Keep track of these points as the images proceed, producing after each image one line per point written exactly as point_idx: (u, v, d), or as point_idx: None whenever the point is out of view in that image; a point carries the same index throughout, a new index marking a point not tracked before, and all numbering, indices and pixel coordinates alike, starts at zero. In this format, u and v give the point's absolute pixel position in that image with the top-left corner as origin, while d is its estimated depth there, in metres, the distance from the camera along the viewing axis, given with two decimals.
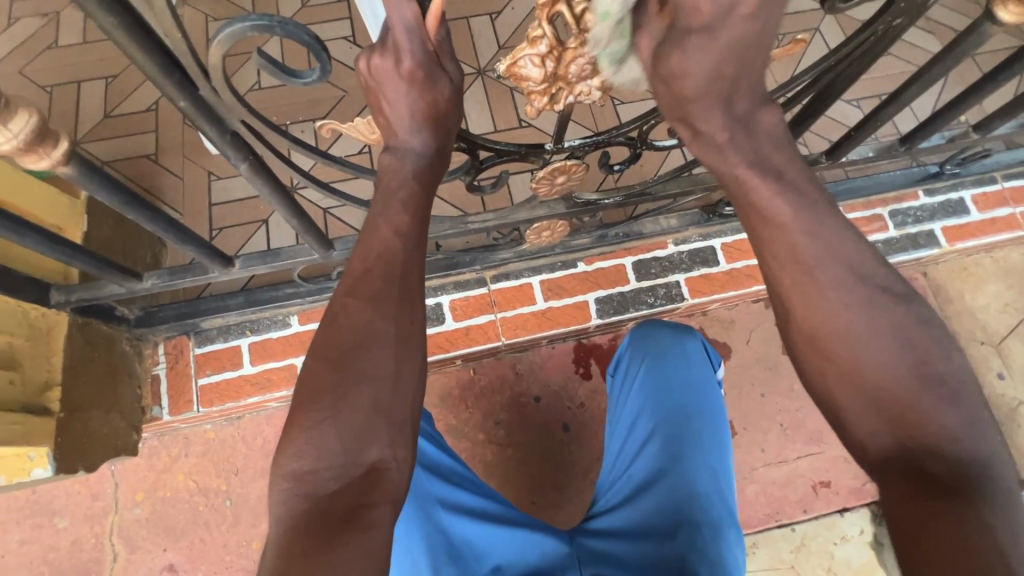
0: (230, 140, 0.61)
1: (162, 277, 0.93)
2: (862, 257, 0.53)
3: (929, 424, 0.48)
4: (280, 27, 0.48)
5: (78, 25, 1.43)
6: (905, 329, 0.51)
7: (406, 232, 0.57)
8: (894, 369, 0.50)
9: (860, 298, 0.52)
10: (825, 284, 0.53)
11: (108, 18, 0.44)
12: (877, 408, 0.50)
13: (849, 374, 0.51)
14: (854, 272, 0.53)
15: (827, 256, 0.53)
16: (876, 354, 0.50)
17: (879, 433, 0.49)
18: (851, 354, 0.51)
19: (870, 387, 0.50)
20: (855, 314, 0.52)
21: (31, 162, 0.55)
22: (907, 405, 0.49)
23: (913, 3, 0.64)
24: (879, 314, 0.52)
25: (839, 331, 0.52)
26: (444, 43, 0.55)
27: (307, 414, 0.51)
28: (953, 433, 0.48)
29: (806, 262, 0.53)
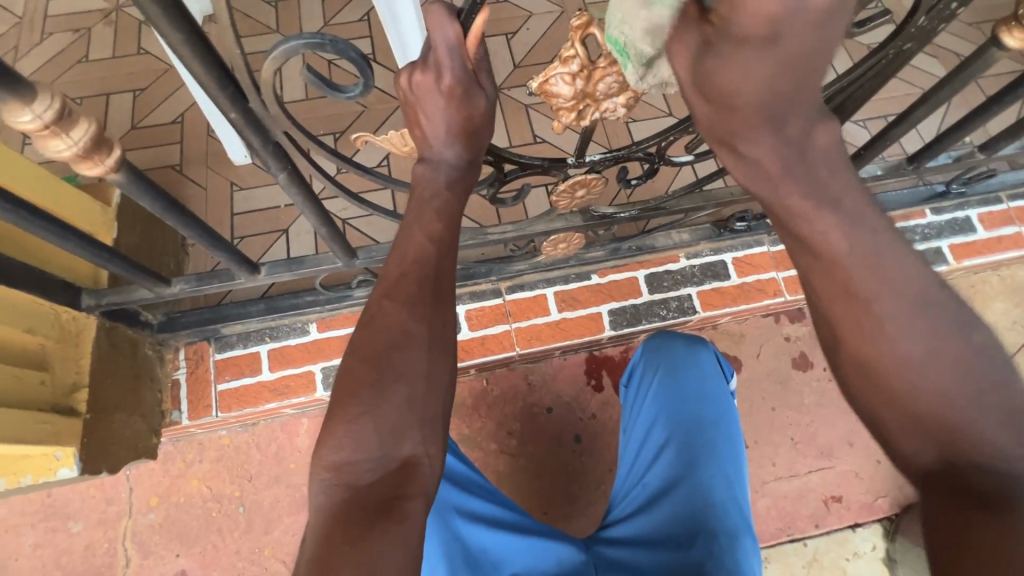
0: (272, 150, 0.64)
1: (189, 283, 0.96)
2: (918, 278, 0.49)
3: (987, 450, 0.46)
4: (331, 45, 0.51)
5: (108, 40, 1.48)
6: (963, 355, 0.48)
7: (439, 239, 0.60)
8: (952, 398, 0.47)
9: (918, 324, 0.48)
10: (876, 303, 0.48)
11: (175, 35, 0.47)
12: (931, 436, 0.47)
13: (904, 403, 0.48)
14: (909, 289, 0.49)
15: (883, 284, 0.49)
16: (934, 381, 0.47)
17: (924, 450, 0.47)
18: (907, 384, 0.48)
19: (926, 417, 0.47)
20: (912, 341, 0.48)
21: (86, 168, 0.58)
22: (963, 432, 0.46)
23: (923, 29, 0.68)
24: (931, 331, 0.48)
25: (896, 360, 0.48)
26: (482, 64, 0.58)
27: (347, 409, 0.53)
28: (1003, 452, 0.46)
29: (860, 290, 0.49)
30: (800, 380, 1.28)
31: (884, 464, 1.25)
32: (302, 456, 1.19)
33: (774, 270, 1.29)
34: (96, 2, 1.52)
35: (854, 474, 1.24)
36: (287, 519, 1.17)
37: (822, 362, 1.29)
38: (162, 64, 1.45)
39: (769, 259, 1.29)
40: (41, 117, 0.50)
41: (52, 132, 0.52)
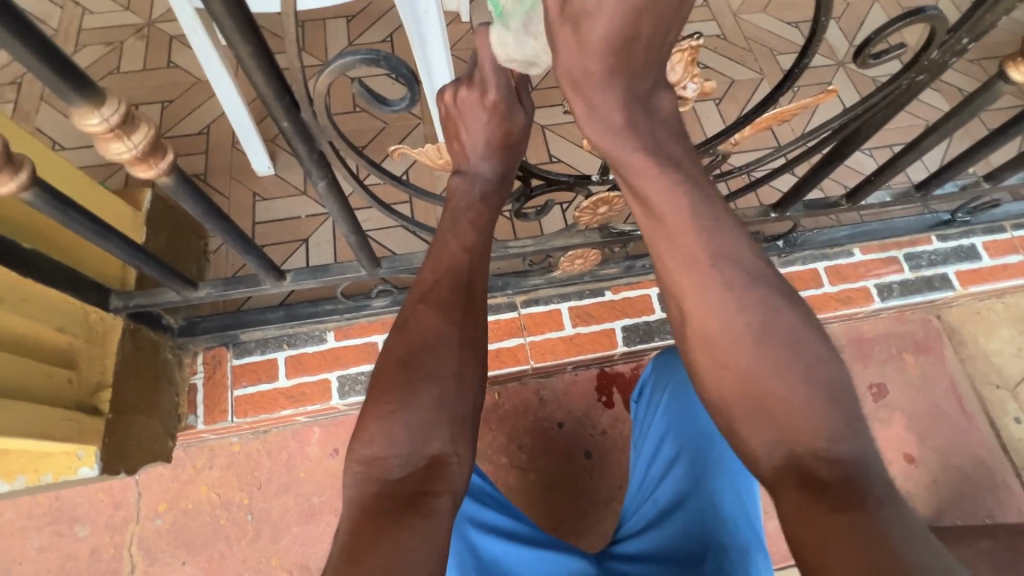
0: (316, 159, 0.68)
1: (217, 287, 0.97)
2: (749, 261, 0.55)
3: (807, 426, 0.49)
4: (384, 61, 0.56)
5: (140, 53, 1.53)
6: (786, 336, 0.52)
7: (473, 247, 0.62)
8: (779, 375, 0.51)
9: (745, 303, 0.53)
10: (709, 296, 0.54)
11: (245, 48, 0.51)
12: (763, 414, 0.51)
13: (739, 380, 0.52)
14: (746, 275, 0.54)
15: (712, 262, 0.54)
16: (760, 358, 0.52)
17: (763, 436, 0.51)
18: (740, 366, 0.52)
19: (756, 393, 0.51)
20: (739, 318, 0.53)
21: (141, 171, 0.61)
22: (787, 409, 0.50)
23: (935, 62, 0.71)
24: (761, 321, 0.53)
25: (727, 337, 0.53)
26: (523, 85, 0.63)
27: (380, 404, 0.55)
28: (828, 434, 0.49)
29: (694, 268, 0.55)
30: None
31: None
32: (313, 464, 1.19)
33: None
34: (129, 17, 1.57)
35: None
36: (296, 528, 1.16)
37: None
38: (191, 77, 1.50)
39: None
40: (107, 120, 0.54)
41: (115, 135, 0.55)
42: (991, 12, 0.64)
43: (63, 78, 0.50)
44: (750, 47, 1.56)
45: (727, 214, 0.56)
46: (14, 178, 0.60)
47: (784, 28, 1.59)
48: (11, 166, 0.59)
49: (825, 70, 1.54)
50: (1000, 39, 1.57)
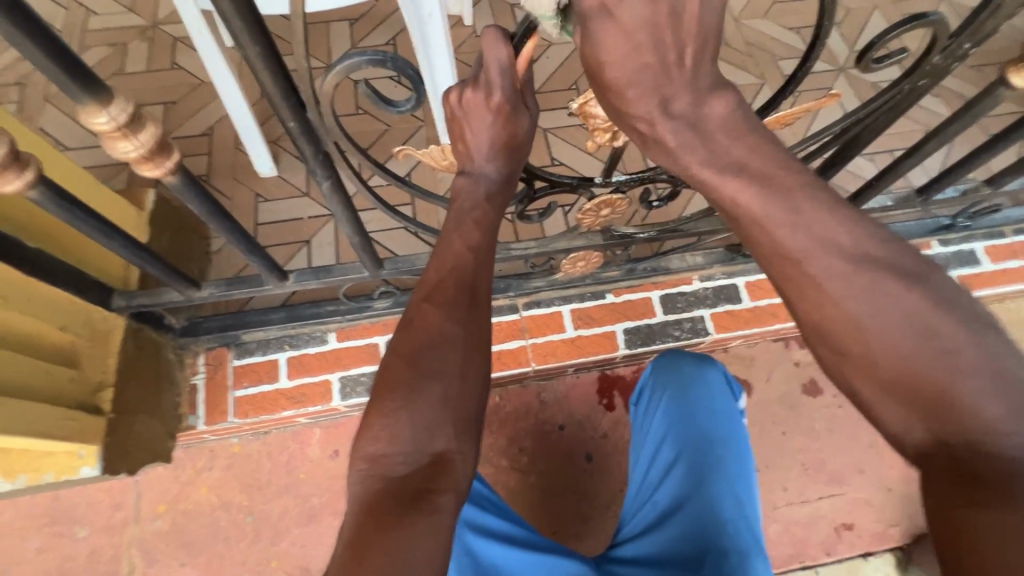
0: (321, 160, 0.68)
1: (219, 287, 0.98)
2: (859, 226, 0.49)
3: (970, 415, 0.41)
4: (392, 62, 0.57)
5: (143, 54, 1.54)
6: (922, 311, 0.45)
7: (477, 247, 0.62)
8: (918, 357, 0.44)
9: (864, 274, 0.46)
10: (818, 272, 0.47)
11: (254, 49, 0.51)
12: (906, 403, 0.44)
13: (868, 366, 0.46)
14: (855, 245, 0.48)
15: (816, 231, 0.48)
16: (893, 338, 0.45)
17: (911, 428, 0.44)
18: (867, 349, 0.46)
19: (893, 380, 0.44)
20: (859, 292, 0.46)
21: (147, 170, 0.61)
22: (939, 395, 0.42)
23: (937, 67, 0.72)
24: (889, 296, 0.46)
25: (844, 317, 0.46)
26: (527, 87, 0.63)
27: (384, 402, 0.55)
28: (992, 424, 0.41)
29: (789, 237, 0.48)
30: (810, 405, 1.30)
31: (895, 491, 1.25)
32: (314, 466, 1.19)
33: None
34: (133, 19, 1.58)
35: (865, 502, 1.24)
36: (296, 530, 1.16)
37: (832, 388, 1.31)
38: (194, 79, 1.51)
39: None
40: (115, 119, 0.54)
41: (122, 133, 0.55)
42: (993, 18, 0.65)
43: (71, 77, 0.50)
44: (751, 52, 1.57)
45: (775, 194, 0.52)
46: (20, 176, 0.60)
47: (785, 33, 1.60)
48: (18, 164, 0.59)
49: (825, 76, 1.55)
50: (999, 45, 1.58)
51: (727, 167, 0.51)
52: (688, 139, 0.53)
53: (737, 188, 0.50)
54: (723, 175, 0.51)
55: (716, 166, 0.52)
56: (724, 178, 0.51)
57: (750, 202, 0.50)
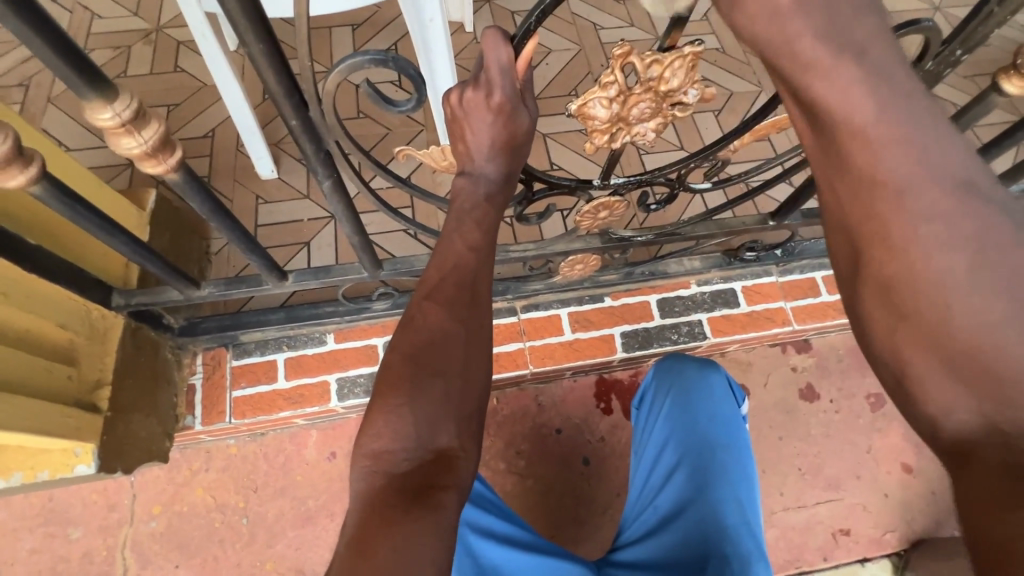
0: (322, 158, 0.69)
1: (218, 287, 0.98)
2: (970, 194, 0.46)
3: None
4: (393, 62, 0.57)
5: (146, 57, 1.55)
6: (1017, 281, 0.43)
7: (478, 247, 0.63)
8: (996, 329, 0.42)
9: (965, 236, 0.44)
10: (914, 215, 0.45)
11: (258, 46, 0.52)
12: (961, 376, 0.43)
13: (933, 330, 0.44)
14: (961, 201, 0.45)
15: (922, 181, 0.45)
16: (975, 306, 0.43)
17: (958, 405, 0.43)
18: (941, 308, 0.44)
19: (957, 348, 0.43)
20: (949, 256, 0.44)
21: (149, 166, 0.62)
22: (1006, 374, 0.41)
23: (930, 73, 0.73)
24: (984, 258, 0.44)
25: (927, 277, 0.45)
26: (527, 87, 0.64)
27: (388, 400, 0.55)
28: None
29: (890, 185, 0.46)
30: (807, 411, 1.30)
31: (892, 497, 1.25)
32: (310, 468, 1.19)
33: (783, 300, 1.30)
34: (137, 22, 1.60)
35: (862, 507, 1.24)
36: (291, 533, 1.15)
37: (829, 393, 1.31)
38: (197, 82, 1.52)
39: (777, 289, 1.31)
40: (119, 115, 0.55)
41: (126, 130, 0.56)
42: (984, 25, 0.66)
43: (77, 73, 0.51)
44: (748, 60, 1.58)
45: None
46: (24, 172, 0.60)
47: None
48: (21, 160, 0.59)
49: None
50: (992, 56, 1.60)
51: (845, 47, 0.47)
52: (793, 36, 0.48)
53: (850, 76, 0.46)
54: (840, 56, 0.47)
55: (832, 44, 0.47)
56: (841, 59, 0.46)
57: (861, 95, 0.46)
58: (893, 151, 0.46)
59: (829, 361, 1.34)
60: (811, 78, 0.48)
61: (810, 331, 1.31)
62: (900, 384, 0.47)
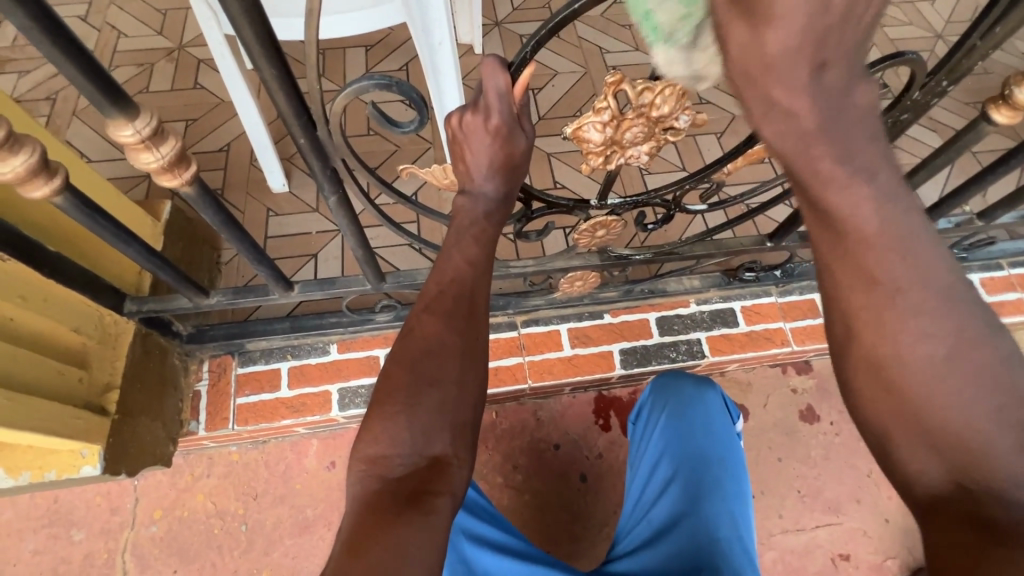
0: (329, 175, 0.72)
1: (227, 295, 1.01)
2: (949, 278, 0.46)
3: (1013, 490, 0.42)
4: (397, 87, 0.61)
5: (168, 74, 1.62)
6: (994, 371, 0.45)
7: (476, 262, 0.65)
8: (977, 418, 0.44)
9: (945, 326, 0.45)
10: (902, 306, 0.46)
11: (270, 71, 0.55)
12: (938, 451, 0.45)
13: (915, 412, 0.45)
14: (940, 295, 0.46)
15: (913, 275, 0.46)
16: (956, 396, 0.44)
17: (943, 493, 0.44)
18: (924, 394, 0.45)
19: (941, 434, 0.44)
20: (935, 342, 0.45)
21: (166, 180, 0.65)
22: (978, 450, 0.43)
23: (918, 103, 0.75)
24: (963, 349, 0.45)
25: (911, 363, 0.46)
26: (524, 110, 0.67)
27: (386, 406, 0.57)
28: None
29: (884, 276, 0.46)
30: (807, 433, 1.29)
31: (892, 523, 1.23)
32: (309, 477, 1.20)
33: (782, 320, 1.30)
34: (161, 41, 1.67)
35: (862, 532, 1.23)
36: (289, 541, 1.17)
37: (829, 415, 1.31)
38: (215, 99, 1.58)
39: (777, 309, 1.32)
40: (139, 132, 0.58)
41: (145, 146, 0.60)
42: (968, 58, 0.68)
43: (102, 92, 0.55)
44: None
45: None
46: (48, 183, 0.64)
47: None
48: (47, 172, 0.63)
49: None
50: (993, 82, 1.61)
51: None
52: None
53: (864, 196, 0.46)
54: (856, 177, 0.46)
55: (850, 165, 0.46)
56: (856, 180, 0.46)
57: (872, 214, 0.46)
58: (884, 254, 0.46)
59: (829, 383, 1.34)
60: (832, 194, 0.46)
61: (810, 352, 1.31)
62: (877, 449, 0.48)
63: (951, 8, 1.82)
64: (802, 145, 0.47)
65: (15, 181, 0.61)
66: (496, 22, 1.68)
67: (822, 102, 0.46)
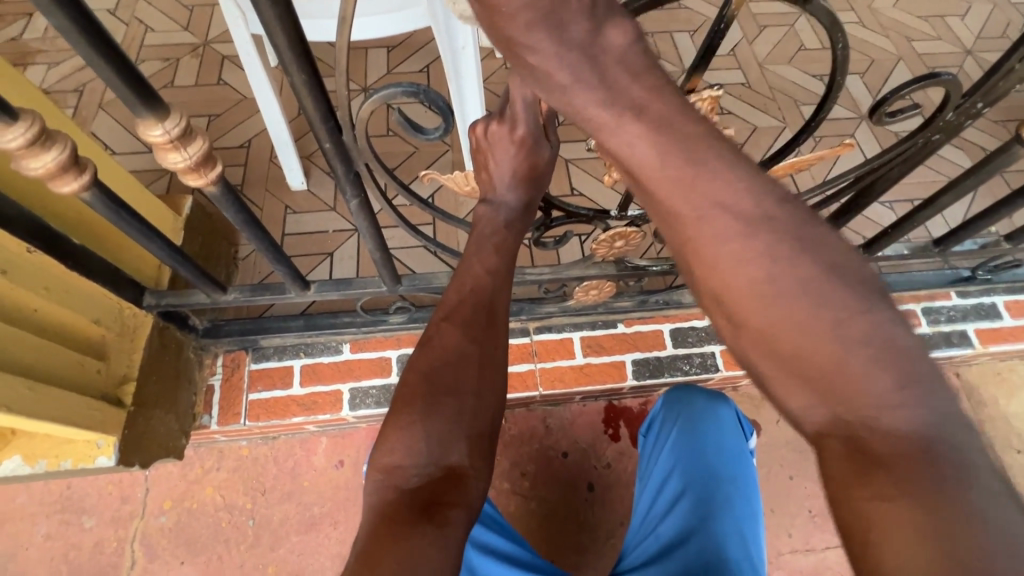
0: (351, 179, 0.72)
1: (244, 292, 1.01)
2: (756, 197, 0.44)
3: (858, 393, 0.39)
4: (424, 94, 0.61)
5: (193, 69, 1.63)
6: (815, 275, 0.41)
7: (496, 271, 0.65)
8: (809, 328, 0.41)
9: (759, 243, 0.43)
10: (714, 234, 0.44)
11: (300, 75, 0.56)
12: (802, 379, 0.41)
13: (762, 340, 0.43)
14: (743, 216, 0.43)
15: (715, 204, 0.44)
16: (787, 311, 0.41)
17: (811, 409, 0.41)
18: (761, 317, 0.43)
19: (785, 353, 0.42)
20: (757, 263, 0.43)
21: (191, 179, 0.66)
22: (832, 371, 0.40)
23: (950, 124, 0.74)
24: (783, 257, 0.42)
25: (741, 291, 0.43)
26: (551, 122, 0.67)
27: (402, 414, 0.57)
28: (886, 402, 0.38)
29: (691, 214, 0.45)
30: None
31: None
32: (317, 474, 1.21)
33: None
34: (186, 36, 1.69)
35: None
36: (295, 538, 1.17)
37: None
38: (238, 95, 1.60)
39: None
40: (169, 132, 0.59)
41: (173, 146, 0.60)
42: (1004, 80, 0.67)
43: (135, 93, 0.55)
44: (774, 96, 1.62)
45: None
46: (77, 180, 0.65)
47: (807, 80, 1.66)
48: (76, 168, 0.64)
49: (847, 121, 1.58)
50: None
51: None
52: None
53: (636, 132, 0.46)
54: (621, 117, 0.46)
55: (614, 106, 0.46)
56: (622, 120, 0.46)
57: (644, 151, 0.46)
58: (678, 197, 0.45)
59: None
60: (606, 139, 0.47)
61: None
62: (759, 388, 0.45)
63: (982, 24, 1.79)
64: (566, 100, 0.48)
65: (45, 177, 0.62)
66: None
67: (577, 55, 0.47)
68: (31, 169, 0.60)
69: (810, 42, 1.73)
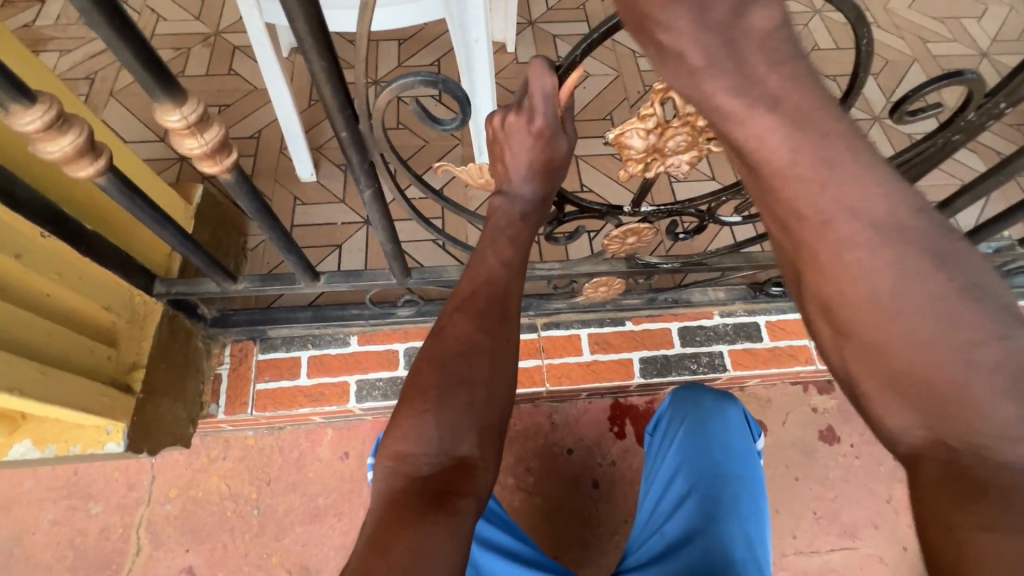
0: (366, 169, 0.72)
1: (254, 282, 1.01)
2: (894, 205, 0.46)
3: (978, 420, 0.40)
4: (443, 84, 0.60)
5: (204, 59, 1.63)
6: (946, 297, 0.43)
7: (510, 263, 0.64)
8: (932, 346, 0.42)
9: (889, 254, 0.45)
10: (839, 238, 0.46)
11: (320, 62, 0.55)
12: (907, 396, 0.43)
13: (875, 352, 0.45)
14: (874, 223, 0.45)
15: (846, 210, 0.46)
16: (910, 327, 0.43)
17: (912, 429, 0.43)
18: (875, 330, 0.45)
19: (899, 368, 0.43)
20: (880, 276, 0.45)
21: (206, 166, 0.65)
22: (950, 393, 0.41)
23: (972, 124, 0.73)
24: (913, 274, 0.44)
25: (859, 298, 0.45)
26: (568, 114, 0.66)
27: (414, 404, 0.57)
28: (1009, 433, 0.39)
29: (816, 215, 0.47)
30: (827, 453, 1.27)
31: (910, 552, 1.21)
32: (322, 466, 1.21)
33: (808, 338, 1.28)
34: (198, 26, 1.69)
35: (877, 558, 1.20)
36: (299, 528, 1.17)
37: (849, 438, 1.28)
38: (248, 86, 1.59)
39: (802, 326, 1.29)
40: (186, 117, 0.58)
41: (190, 131, 0.60)
42: None
43: (154, 78, 0.55)
44: None
45: None
46: (92, 164, 0.65)
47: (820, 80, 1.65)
48: (92, 153, 0.64)
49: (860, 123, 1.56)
50: None
51: None
52: None
53: (769, 125, 0.48)
54: (754, 106, 0.48)
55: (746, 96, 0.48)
56: (754, 110, 0.48)
57: (778, 144, 0.48)
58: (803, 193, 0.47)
59: (850, 405, 1.31)
60: (732, 129, 0.50)
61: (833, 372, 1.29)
62: (859, 404, 0.47)
63: (999, 27, 1.77)
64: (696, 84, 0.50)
65: (61, 160, 0.62)
66: (529, 21, 1.67)
67: (716, 38, 0.48)
68: (47, 152, 0.60)
69: (824, 42, 1.72)
